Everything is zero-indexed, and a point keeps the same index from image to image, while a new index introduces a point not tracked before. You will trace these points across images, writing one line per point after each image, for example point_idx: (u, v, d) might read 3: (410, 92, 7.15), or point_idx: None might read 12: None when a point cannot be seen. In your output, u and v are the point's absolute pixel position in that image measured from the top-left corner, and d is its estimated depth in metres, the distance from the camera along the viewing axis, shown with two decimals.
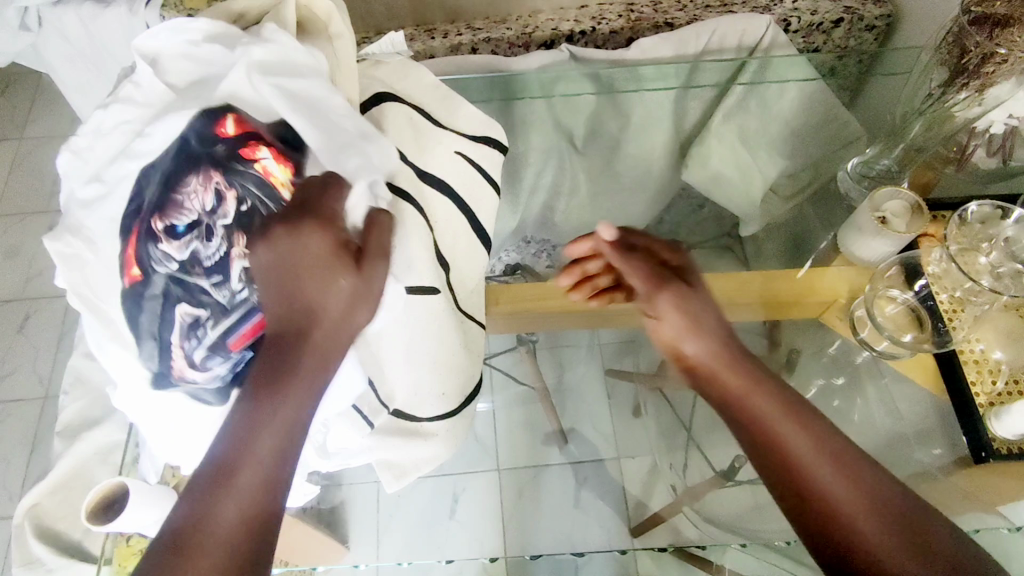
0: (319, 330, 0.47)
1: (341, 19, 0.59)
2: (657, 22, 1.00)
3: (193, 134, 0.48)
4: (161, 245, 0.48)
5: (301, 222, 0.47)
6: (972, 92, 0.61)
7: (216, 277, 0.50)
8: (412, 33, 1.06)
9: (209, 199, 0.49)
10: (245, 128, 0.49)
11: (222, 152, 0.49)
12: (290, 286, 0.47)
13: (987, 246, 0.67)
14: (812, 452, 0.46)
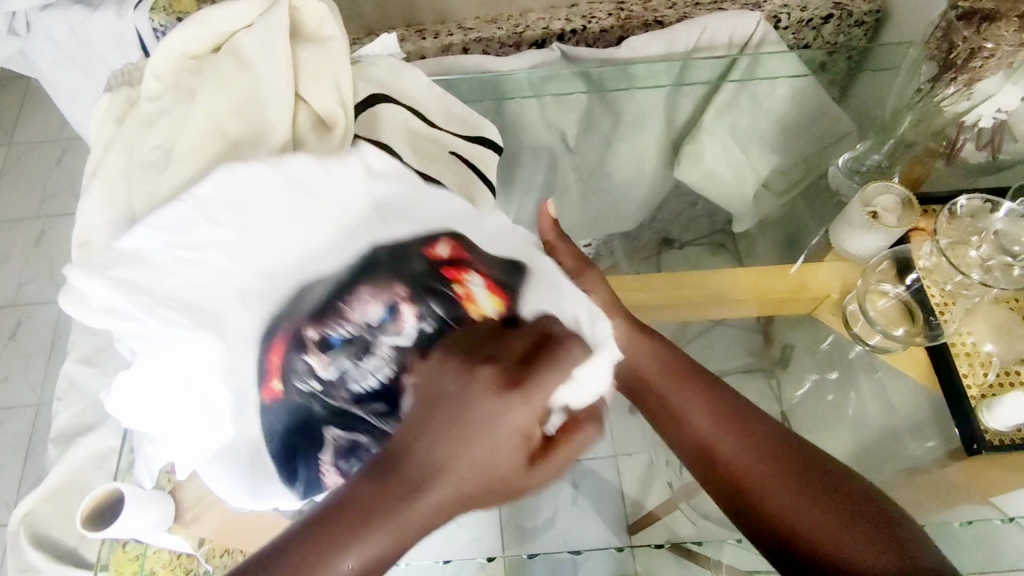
0: (456, 487, 0.45)
1: (333, 21, 0.59)
2: (647, 20, 1.00)
3: (388, 251, 0.52)
4: (307, 357, 0.52)
5: (499, 382, 0.45)
6: (960, 87, 0.61)
7: (365, 396, 0.54)
8: (403, 33, 1.05)
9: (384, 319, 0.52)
10: (458, 252, 0.53)
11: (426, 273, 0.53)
12: (459, 435, 0.45)
13: (977, 240, 0.67)
14: (730, 434, 0.56)
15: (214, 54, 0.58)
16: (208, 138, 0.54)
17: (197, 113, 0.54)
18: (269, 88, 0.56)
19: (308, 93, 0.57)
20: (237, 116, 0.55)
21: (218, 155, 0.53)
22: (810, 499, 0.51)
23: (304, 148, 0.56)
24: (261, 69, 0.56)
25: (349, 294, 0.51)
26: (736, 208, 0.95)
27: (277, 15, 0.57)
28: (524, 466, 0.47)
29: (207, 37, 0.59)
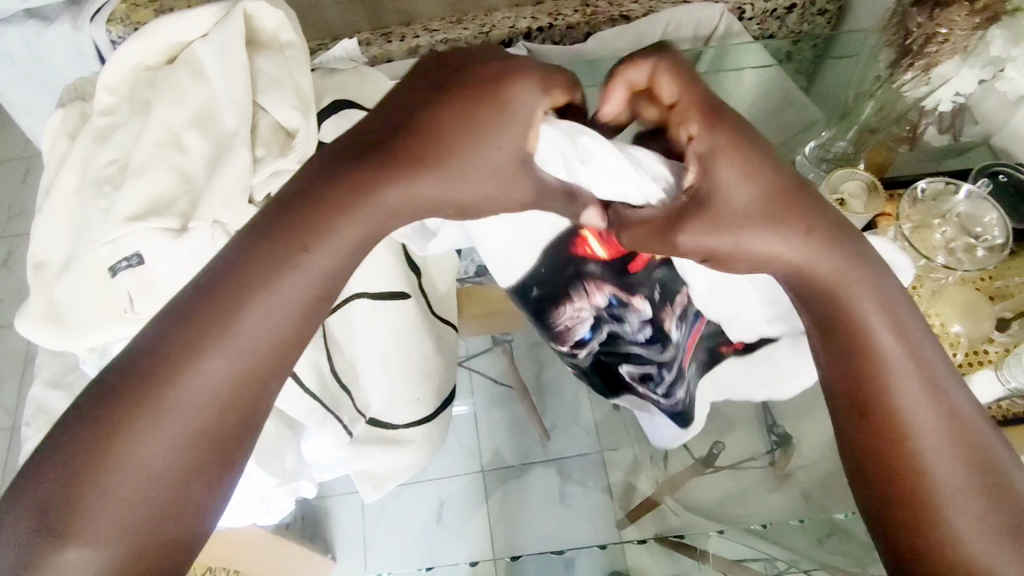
0: (385, 200, 0.38)
1: (290, 27, 0.58)
2: (613, 16, 1.00)
3: (559, 277, 0.56)
4: (623, 370, 0.64)
5: (430, 80, 0.38)
6: (918, 72, 0.62)
7: (643, 344, 0.59)
8: (368, 37, 1.03)
9: (614, 302, 0.56)
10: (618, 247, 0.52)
11: (603, 269, 0.54)
12: (379, 152, 0.38)
13: (940, 222, 0.68)
14: (904, 383, 0.40)
15: (169, 65, 0.57)
16: (165, 151, 0.53)
17: (153, 126, 0.53)
18: (227, 98, 0.55)
19: (267, 101, 0.56)
20: (195, 128, 0.54)
21: (175, 168, 0.52)
22: (947, 449, 0.40)
23: (265, 157, 0.55)
24: (218, 81, 0.55)
25: (558, 321, 0.60)
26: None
27: (231, 23, 0.55)
28: (492, 185, 0.38)
29: (161, 48, 0.58)
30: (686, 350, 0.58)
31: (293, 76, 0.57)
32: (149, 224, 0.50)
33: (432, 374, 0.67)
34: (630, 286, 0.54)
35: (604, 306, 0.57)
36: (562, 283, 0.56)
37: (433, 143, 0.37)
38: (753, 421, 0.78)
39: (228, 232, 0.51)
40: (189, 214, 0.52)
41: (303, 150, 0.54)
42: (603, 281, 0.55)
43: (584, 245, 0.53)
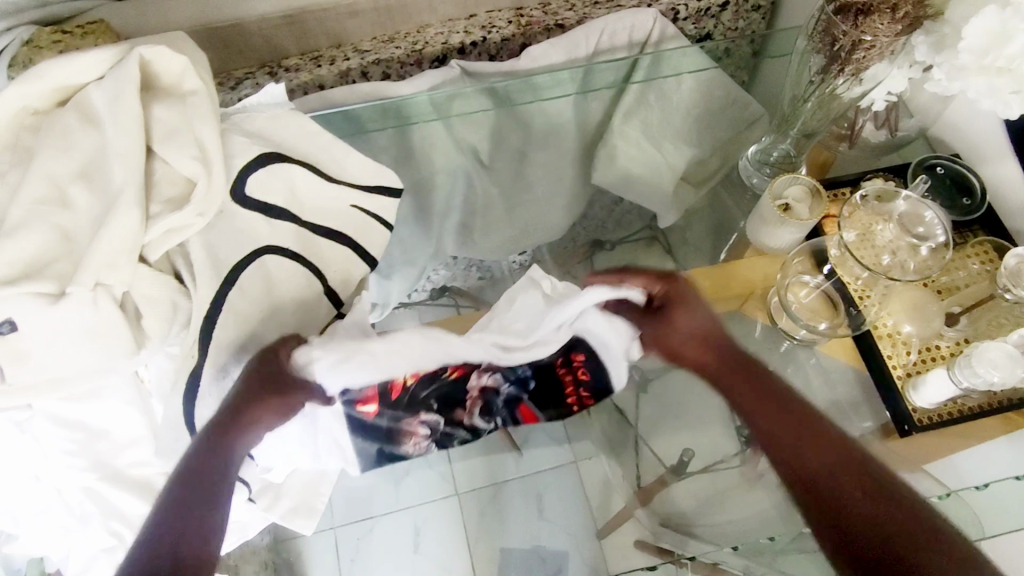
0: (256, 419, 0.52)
1: (195, 73, 0.54)
2: (547, 26, 0.97)
3: (362, 424, 0.61)
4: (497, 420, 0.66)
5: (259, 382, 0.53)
6: (849, 77, 0.61)
7: (480, 417, 0.65)
8: (297, 62, 0.97)
9: (433, 427, 0.64)
10: (372, 393, 0.57)
11: (386, 417, 0.61)
12: (232, 409, 0.52)
13: (883, 224, 0.68)
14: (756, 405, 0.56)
15: (58, 111, 0.53)
16: (46, 208, 0.50)
17: (31, 180, 0.50)
18: (118, 150, 0.51)
19: (164, 152, 0.53)
20: (80, 181, 0.51)
21: (55, 225, 0.50)
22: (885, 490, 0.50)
23: (160, 213, 0.52)
24: (109, 130, 0.52)
25: (400, 441, 0.64)
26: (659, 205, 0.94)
27: (125, 71, 0.52)
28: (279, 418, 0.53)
29: (49, 92, 0.53)
30: (520, 400, 0.64)
31: (194, 127, 0.53)
32: (23, 289, 0.47)
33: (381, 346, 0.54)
34: (415, 416, 0.62)
35: (431, 431, 0.64)
36: (384, 438, 0.63)
37: (246, 391, 0.52)
38: (722, 419, 0.86)
39: (114, 293, 0.50)
40: (68, 276, 0.49)
41: (202, 203, 0.52)
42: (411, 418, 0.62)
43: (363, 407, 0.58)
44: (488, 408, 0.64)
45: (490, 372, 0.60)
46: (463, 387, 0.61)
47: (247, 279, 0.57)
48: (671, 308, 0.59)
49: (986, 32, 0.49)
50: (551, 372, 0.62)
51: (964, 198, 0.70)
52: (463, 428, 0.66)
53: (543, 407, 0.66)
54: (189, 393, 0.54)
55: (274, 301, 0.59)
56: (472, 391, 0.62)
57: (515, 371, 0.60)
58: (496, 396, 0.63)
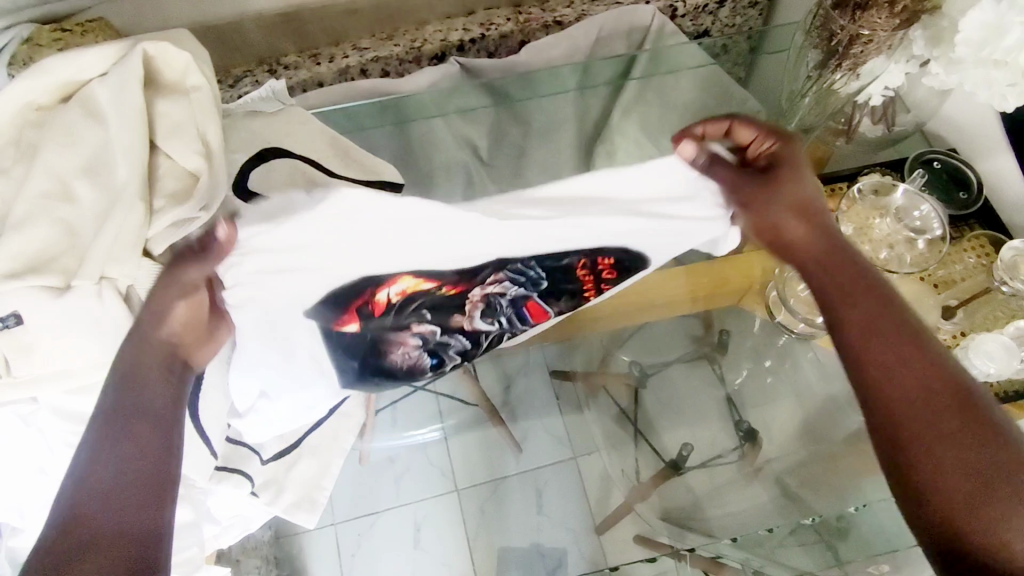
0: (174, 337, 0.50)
1: (197, 69, 0.53)
2: (546, 23, 0.96)
3: (352, 339, 0.58)
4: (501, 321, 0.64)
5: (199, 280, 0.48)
6: (846, 72, 0.62)
7: (480, 321, 0.63)
8: (296, 60, 0.97)
9: (424, 338, 0.62)
10: (353, 306, 0.53)
11: (375, 328, 0.58)
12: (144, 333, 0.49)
13: (880, 218, 0.68)
14: (861, 310, 0.50)
15: (62, 106, 0.53)
16: (51, 203, 0.50)
17: (36, 174, 0.51)
18: (122, 144, 0.51)
19: (169, 147, 0.53)
20: (84, 175, 0.52)
21: (60, 220, 0.50)
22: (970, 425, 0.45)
23: (163, 207, 0.52)
24: (113, 124, 0.52)
25: (390, 356, 0.63)
26: None
27: (129, 66, 0.51)
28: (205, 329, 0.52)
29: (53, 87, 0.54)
30: (522, 301, 0.61)
31: (199, 122, 0.53)
32: (27, 283, 0.48)
33: (380, 208, 0.42)
34: (405, 328, 0.60)
35: (422, 342, 0.62)
36: (370, 349, 0.60)
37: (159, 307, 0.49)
38: (720, 413, 0.86)
39: (119, 287, 0.50)
40: (73, 271, 0.50)
41: (205, 197, 0.51)
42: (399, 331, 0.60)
43: (350, 320, 0.55)
44: (487, 317, 0.62)
45: (495, 283, 0.56)
46: (460, 299, 0.57)
47: None
48: (777, 172, 0.50)
49: (983, 25, 0.50)
50: (565, 272, 0.57)
51: (961, 192, 0.71)
52: (457, 339, 0.64)
53: (550, 299, 0.63)
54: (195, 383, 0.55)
55: None
56: (473, 298, 0.58)
57: (523, 277, 0.56)
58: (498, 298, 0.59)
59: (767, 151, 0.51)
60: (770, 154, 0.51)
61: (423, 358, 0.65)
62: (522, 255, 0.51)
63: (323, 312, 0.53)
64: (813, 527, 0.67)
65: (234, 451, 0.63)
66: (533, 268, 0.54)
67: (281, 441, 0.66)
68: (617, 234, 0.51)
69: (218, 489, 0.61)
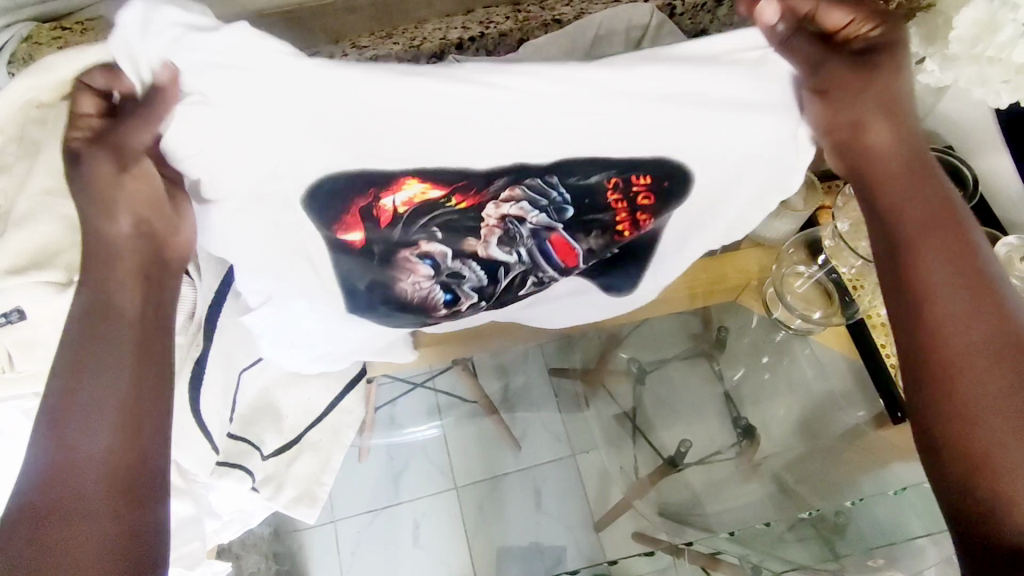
0: (129, 262, 0.43)
1: None
2: (545, 20, 0.91)
3: (349, 254, 0.49)
4: (527, 255, 0.54)
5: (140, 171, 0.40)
6: None
7: (500, 255, 0.53)
8: None
9: (438, 264, 0.52)
10: (353, 213, 0.45)
11: (379, 245, 0.49)
12: (103, 266, 0.43)
13: None
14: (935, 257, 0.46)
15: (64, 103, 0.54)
16: (53, 199, 0.51)
17: (40, 171, 0.51)
18: None
19: None
20: None
21: (64, 216, 0.51)
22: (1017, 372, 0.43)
23: None
24: None
25: (400, 285, 0.53)
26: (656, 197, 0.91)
27: None
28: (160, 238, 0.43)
29: None
30: (548, 230, 0.52)
31: None
32: (33, 278, 0.50)
33: (363, 84, 0.36)
34: (412, 247, 0.50)
35: (436, 271, 0.53)
36: (374, 272, 0.51)
37: (93, 202, 0.41)
38: (718, 409, 0.87)
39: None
40: (75, 265, 0.51)
41: None
42: (408, 251, 0.50)
43: (350, 227, 0.47)
44: (510, 251, 0.53)
45: (513, 202, 0.48)
46: (475, 217, 0.49)
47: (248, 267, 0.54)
48: (869, 66, 0.42)
49: (975, 23, 0.50)
50: (595, 196, 0.49)
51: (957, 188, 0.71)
52: (474, 273, 0.54)
53: (579, 233, 0.53)
54: (195, 380, 0.56)
55: None
56: (491, 224, 0.50)
57: (548, 197, 0.48)
58: (521, 222, 0.50)
59: (865, 35, 0.42)
60: (869, 39, 0.42)
61: (435, 294, 0.55)
62: (546, 161, 0.44)
63: (319, 204, 0.44)
64: (811, 523, 0.67)
65: (235, 446, 0.63)
66: (558, 184, 0.47)
67: (282, 437, 0.65)
68: (643, 140, 0.44)
69: (220, 483, 0.62)
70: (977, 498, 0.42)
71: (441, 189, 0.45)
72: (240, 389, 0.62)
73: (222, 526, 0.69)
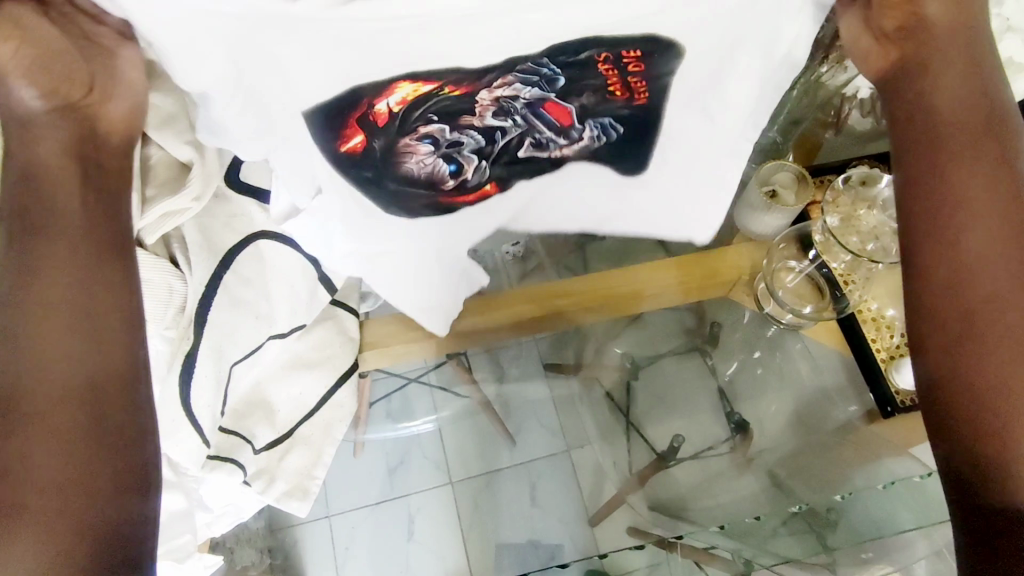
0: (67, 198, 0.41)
1: None
2: None
3: (352, 162, 0.46)
4: (530, 126, 0.48)
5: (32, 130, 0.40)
6: (832, 65, 0.62)
7: (498, 125, 0.48)
8: None
9: (438, 142, 0.47)
10: (350, 120, 0.43)
11: (382, 146, 0.46)
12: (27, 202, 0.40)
13: (866, 210, 0.68)
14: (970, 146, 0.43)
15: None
16: None
17: None
18: None
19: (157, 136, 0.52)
20: None
21: None
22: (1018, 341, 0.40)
23: (155, 196, 0.51)
24: None
25: (406, 178, 0.49)
26: None
27: None
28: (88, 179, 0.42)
29: None
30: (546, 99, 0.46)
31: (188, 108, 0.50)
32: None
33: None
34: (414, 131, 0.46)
35: (437, 145, 0.48)
36: (380, 167, 0.48)
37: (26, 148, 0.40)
38: (711, 403, 0.87)
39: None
40: None
41: (197, 186, 0.52)
42: (407, 141, 0.47)
43: (350, 135, 0.44)
44: (504, 118, 0.47)
45: (506, 86, 0.44)
46: (468, 102, 0.45)
47: (242, 261, 0.56)
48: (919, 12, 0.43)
49: None
50: (584, 70, 0.44)
51: None
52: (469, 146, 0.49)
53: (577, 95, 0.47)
54: (185, 374, 0.55)
55: (270, 286, 0.59)
56: (482, 100, 0.45)
57: (538, 73, 0.43)
58: (517, 97, 0.45)
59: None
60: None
61: (442, 170, 0.50)
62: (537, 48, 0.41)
63: (317, 118, 0.42)
64: (802, 517, 0.67)
65: (226, 440, 0.62)
66: (546, 61, 0.42)
67: (274, 430, 0.66)
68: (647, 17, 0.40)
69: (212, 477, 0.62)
70: (967, 386, 0.41)
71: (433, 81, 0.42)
72: (231, 386, 0.62)
73: (212, 521, 0.69)
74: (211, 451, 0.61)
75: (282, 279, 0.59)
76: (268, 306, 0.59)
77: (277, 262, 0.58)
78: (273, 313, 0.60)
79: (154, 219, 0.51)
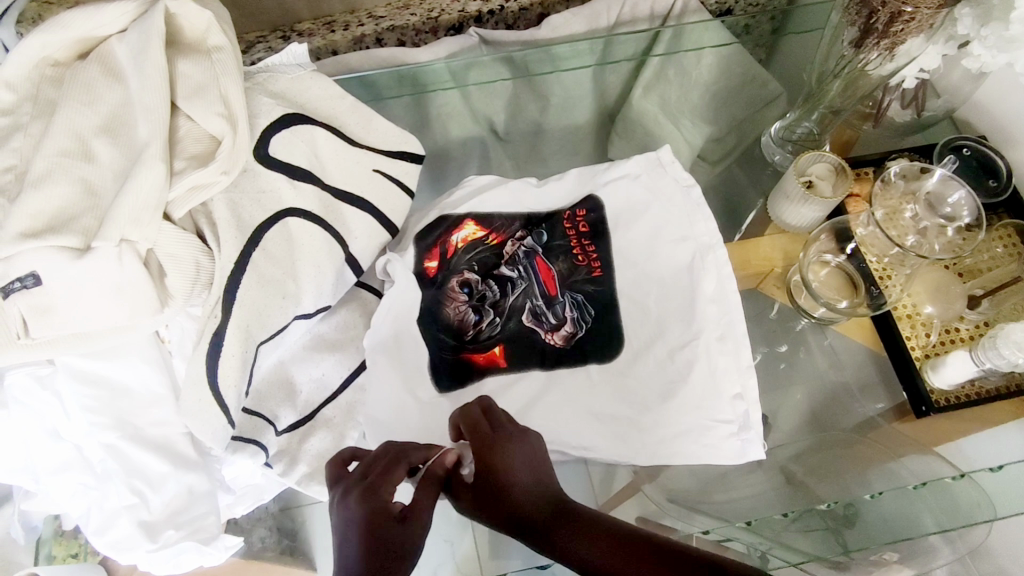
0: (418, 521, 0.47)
1: (219, 29, 0.53)
2: None
3: (424, 286, 0.70)
4: (553, 297, 0.71)
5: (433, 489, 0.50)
6: (883, 51, 0.60)
7: (529, 309, 0.70)
8: (310, 27, 0.88)
9: (475, 308, 0.70)
10: (475, 361, 0.68)
11: (439, 291, 0.70)
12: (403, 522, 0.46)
13: (910, 204, 0.68)
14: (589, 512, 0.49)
15: (79, 62, 0.53)
16: (70, 160, 0.48)
17: (57, 132, 0.49)
18: (143, 103, 0.50)
19: (190, 109, 0.51)
20: (106, 134, 0.50)
21: (79, 178, 0.48)
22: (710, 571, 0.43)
23: (185, 169, 0.50)
24: (134, 83, 0.51)
25: (446, 279, 0.71)
26: (693, 174, 0.86)
27: (149, 22, 0.51)
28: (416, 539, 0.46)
29: (71, 42, 0.53)
30: (569, 323, 0.70)
31: (220, 83, 0.52)
32: (49, 243, 0.46)
33: (530, 388, 0.67)
34: (458, 280, 0.71)
35: (470, 296, 0.70)
36: (445, 314, 0.69)
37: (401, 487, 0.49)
38: None
39: (139, 249, 0.48)
40: (93, 231, 0.47)
41: (227, 160, 0.51)
42: (455, 289, 0.70)
43: (430, 271, 0.70)
44: (514, 271, 0.72)
45: (556, 333, 0.69)
46: (515, 322, 0.70)
47: (272, 239, 0.55)
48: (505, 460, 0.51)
49: None
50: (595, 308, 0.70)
51: (990, 179, 0.70)
52: (493, 330, 0.69)
53: (558, 271, 0.72)
54: (213, 352, 0.52)
55: (297, 265, 0.57)
56: (528, 323, 0.70)
57: (547, 319, 0.70)
58: (536, 322, 0.70)
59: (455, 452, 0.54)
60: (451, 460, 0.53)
61: (501, 314, 0.70)
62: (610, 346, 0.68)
63: (445, 368, 0.67)
64: (818, 512, 0.59)
65: (250, 421, 0.61)
66: None
67: (297, 412, 0.63)
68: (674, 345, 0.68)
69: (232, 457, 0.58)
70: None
71: (499, 349, 0.69)
72: (256, 364, 0.61)
73: (234, 500, 0.68)
74: (234, 433, 0.60)
75: (313, 258, 0.58)
76: (293, 286, 0.57)
77: (305, 240, 0.58)
78: (300, 291, 0.57)
79: (181, 190, 0.50)
